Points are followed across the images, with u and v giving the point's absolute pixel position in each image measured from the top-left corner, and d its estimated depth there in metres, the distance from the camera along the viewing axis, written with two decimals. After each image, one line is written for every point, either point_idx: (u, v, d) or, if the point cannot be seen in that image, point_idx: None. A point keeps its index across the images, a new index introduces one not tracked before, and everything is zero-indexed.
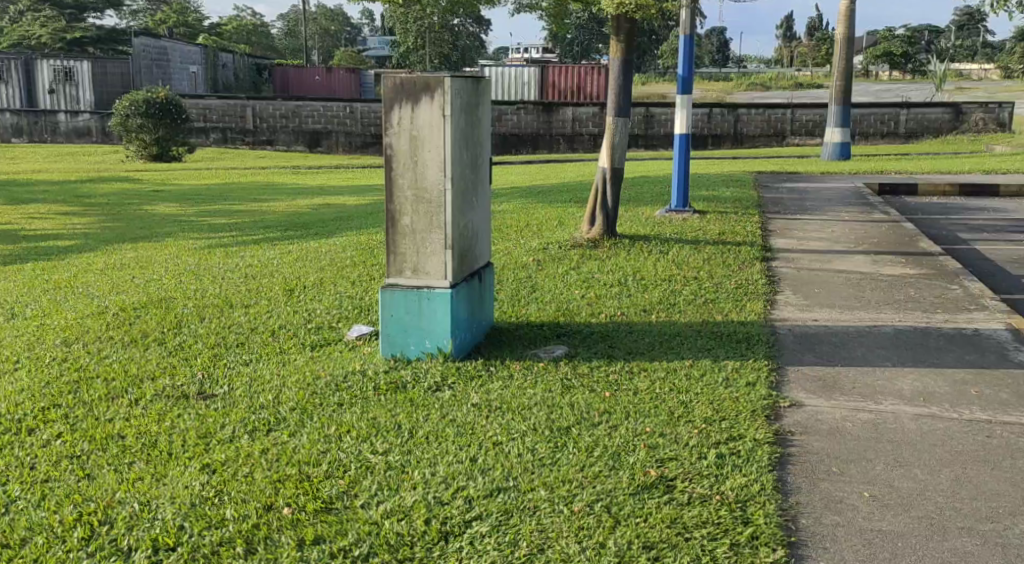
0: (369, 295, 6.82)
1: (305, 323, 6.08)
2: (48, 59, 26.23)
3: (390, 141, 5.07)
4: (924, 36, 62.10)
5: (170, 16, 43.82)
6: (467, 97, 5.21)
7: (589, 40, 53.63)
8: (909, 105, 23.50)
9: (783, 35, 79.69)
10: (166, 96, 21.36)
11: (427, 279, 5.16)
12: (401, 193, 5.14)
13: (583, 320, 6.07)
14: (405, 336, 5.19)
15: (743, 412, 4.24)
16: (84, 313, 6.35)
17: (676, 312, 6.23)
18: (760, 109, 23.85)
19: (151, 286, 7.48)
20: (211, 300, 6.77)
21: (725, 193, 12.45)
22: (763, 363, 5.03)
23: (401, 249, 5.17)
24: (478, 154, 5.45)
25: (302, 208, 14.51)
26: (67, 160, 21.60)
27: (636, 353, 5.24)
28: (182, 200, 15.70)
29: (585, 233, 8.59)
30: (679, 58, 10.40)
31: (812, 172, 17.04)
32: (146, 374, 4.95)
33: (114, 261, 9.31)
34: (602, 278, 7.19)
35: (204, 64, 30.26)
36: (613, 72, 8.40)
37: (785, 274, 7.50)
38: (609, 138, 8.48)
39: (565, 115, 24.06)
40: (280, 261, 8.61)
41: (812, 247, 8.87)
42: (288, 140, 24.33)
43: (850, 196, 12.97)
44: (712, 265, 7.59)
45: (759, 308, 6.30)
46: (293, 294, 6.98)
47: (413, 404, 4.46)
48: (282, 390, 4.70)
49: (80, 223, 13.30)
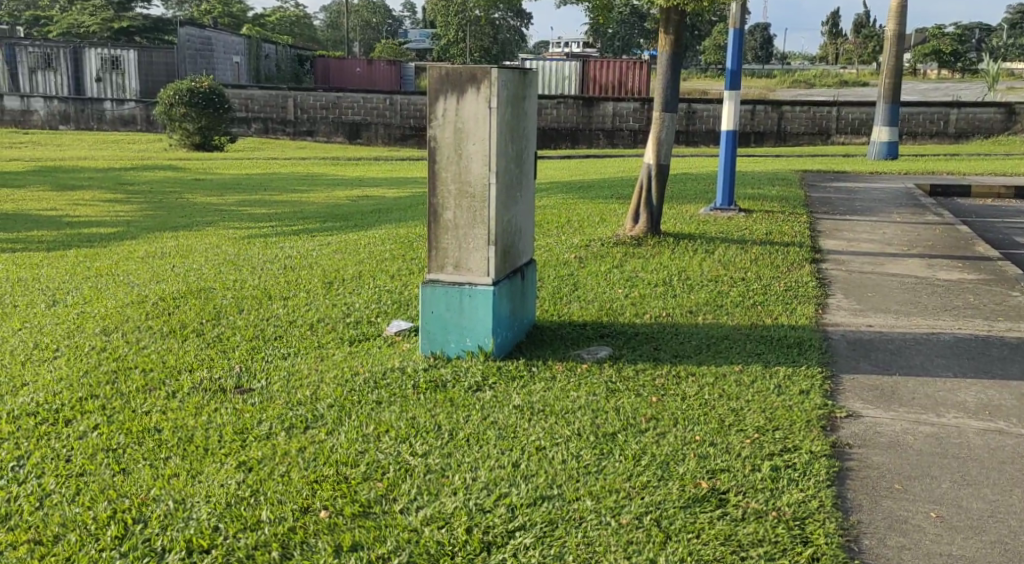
0: (408, 290, 6.70)
1: (343, 317, 5.97)
2: (96, 48, 26.49)
3: (434, 132, 4.92)
4: (974, 34, 61.02)
5: (215, 6, 44.07)
6: (514, 89, 5.06)
7: (631, 35, 53.24)
8: (959, 104, 23.01)
9: (829, 31, 78.67)
10: (209, 85, 21.54)
11: (469, 276, 5.02)
12: (444, 186, 4.99)
13: (627, 320, 5.91)
14: (445, 333, 5.05)
15: (796, 422, 4.06)
16: (124, 301, 6.29)
17: (724, 314, 6.04)
18: (805, 106, 23.48)
19: (190, 276, 7.41)
20: (250, 291, 6.68)
21: (770, 192, 12.21)
22: (816, 370, 4.85)
23: (443, 244, 5.03)
24: (523, 148, 5.30)
25: (342, 199, 14.44)
26: (111, 148, 21.74)
27: (683, 357, 5.08)
28: (223, 190, 15.72)
29: (628, 230, 8.40)
30: (727, 53, 10.19)
31: (860, 172, 16.70)
32: (184, 365, 4.85)
33: (154, 250, 9.27)
34: (646, 277, 7.02)
35: (248, 54, 30.41)
36: (662, 66, 8.19)
37: (837, 278, 7.28)
38: (655, 133, 8.29)
39: (606, 110, 23.83)
40: (318, 253, 8.51)
41: (863, 249, 8.64)
42: (329, 131, 24.31)
43: (900, 197, 12.67)
44: (760, 266, 7.40)
45: (811, 312, 6.10)
46: (331, 287, 6.87)
47: (453, 405, 4.32)
48: (319, 386, 4.59)
49: (122, 211, 13.33)
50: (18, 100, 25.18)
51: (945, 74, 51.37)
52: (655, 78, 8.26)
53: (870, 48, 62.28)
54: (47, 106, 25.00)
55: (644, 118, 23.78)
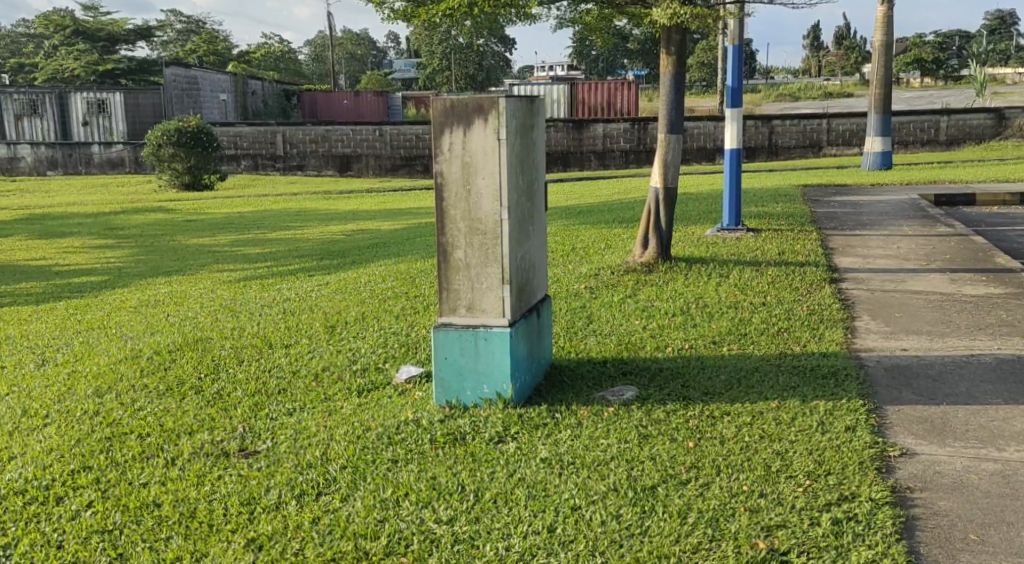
0: (415, 332, 6.38)
1: (349, 364, 5.65)
2: (82, 92, 26.26)
3: (440, 168, 4.65)
4: (953, 43, 61.30)
5: (200, 45, 43.94)
6: (523, 118, 4.80)
7: (615, 56, 53.26)
8: (949, 111, 22.79)
9: (810, 45, 78.94)
10: (197, 123, 21.21)
11: (484, 317, 4.71)
12: (453, 224, 4.70)
13: (649, 355, 5.61)
14: (460, 380, 4.75)
15: (849, 464, 3.77)
16: (117, 358, 5.96)
17: (750, 344, 5.75)
18: (795, 120, 23.28)
19: (185, 325, 7.09)
20: (248, 340, 6.36)
21: (774, 209, 11.96)
22: (859, 403, 4.54)
23: (454, 285, 4.73)
24: (533, 180, 5.01)
25: (336, 234, 14.16)
26: (101, 192, 21.46)
27: (714, 395, 4.77)
28: (215, 230, 15.43)
29: (638, 256, 8.11)
30: (727, 69, 9.92)
31: (860, 184, 16.48)
32: (183, 427, 4.53)
33: (147, 298, 8.97)
34: (662, 306, 6.73)
35: (234, 91, 30.21)
36: (664, 87, 7.93)
37: (860, 297, 7.01)
38: (661, 155, 8.00)
39: (596, 132, 23.64)
40: (318, 294, 8.21)
41: (880, 265, 8.40)
42: (319, 165, 24.08)
43: (906, 209, 12.44)
44: (779, 289, 7.12)
45: (841, 337, 5.82)
46: (334, 332, 6.56)
47: (476, 460, 4.01)
48: (330, 445, 4.26)
49: (111, 257, 13.03)
50: (5, 148, 24.91)
51: (929, 81, 51.50)
52: (658, 100, 7.99)
53: (853, 60, 62.45)
54: (34, 152, 24.75)
55: (635, 138, 23.57)
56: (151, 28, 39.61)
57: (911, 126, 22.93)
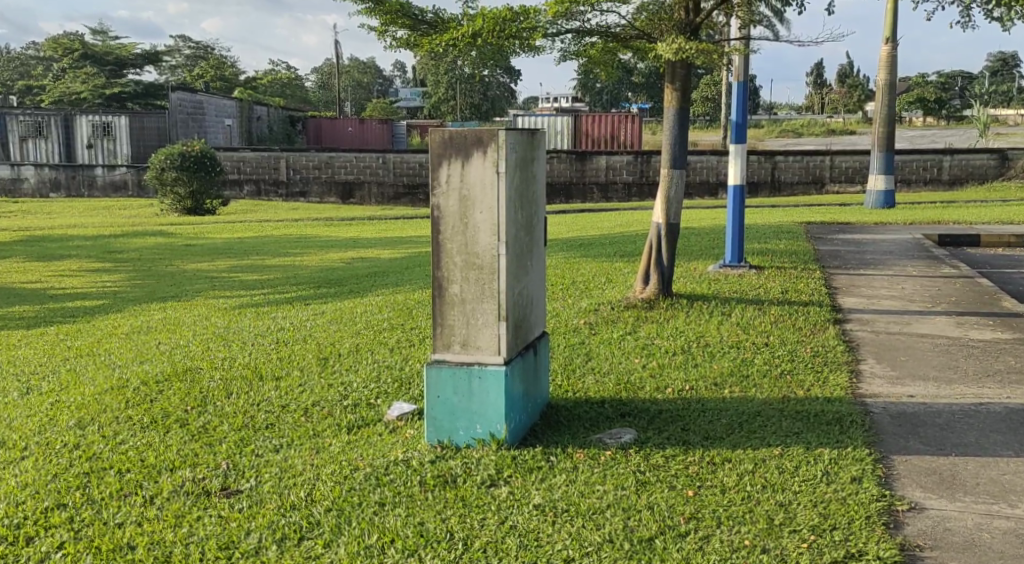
0: (409, 365, 6.23)
1: (340, 399, 5.50)
2: (87, 114, 26.26)
3: (437, 200, 4.53)
4: (956, 83, 61.49)
5: (206, 70, 44.08)
6: (523, 151, 4.69)
7: (619, 89, 53.44)
8: (952, 151, 22.78)
9: (814, 82, 79.17)
10: (201, 148, 21.18)
11: (479, 354, 4.57)
12: (449, 258, 4.57)
13: (647, 395, 5.45)
14: (452, 419, 4.59)
15: (854, 519, 3.67)
16: (103, 387, 5.81)
17: (752, 386, 5.60)
18: (798, 156, 23.24)
19: (175, 354, 6.93)
20: (238, 371, 6.21)
21: (777, 246, 11.83)
22: (865, 452, 4.39)
23: (449, 321, 4.59)
24: (533, 213, 4.90)
25: (335, 262, 14.03)
26: (102, 214, 21.38)
27: (715, 439, 4.62)
28: (214, 255, 15.31)
29: (639, 292, 7.98)
30: (732, 105, 9.83)
31: (864, 223, 16.36)
32: (165, 462, 4.38)
33: (140, 324, 8.83)
34: (662, 344, 6.60)
35: (239, 117, 30.23)
36: (668, 122, 7.82)
37: (864, 340, 6.86)
38: (664, 190, 7.88)
39: (599, 164, 23.60)
40: (313, 323, 8.07)
41: (885, 306, 8.27)
42: (321, 192, 24.01)
43: (910, 248, 12.31)
44: (782, 329, 6.97)
45: (845, 381, 5.66)
46: (327, 364, 6.41)
47: (466, 505, 3.87)
48: (316, 484, 4.12)
49: (107, 281, 12.89)
50: (8, 169, 24.86)
51: (932, 120, 51.56)
52: (661, 135, 7.88)
53: (857, 97, 62.57)
54: (37, 174, 24.70)
55: (638, 171, 23.50)
56: (158, 53, 39.73)
57: (914, 164, 22.88)
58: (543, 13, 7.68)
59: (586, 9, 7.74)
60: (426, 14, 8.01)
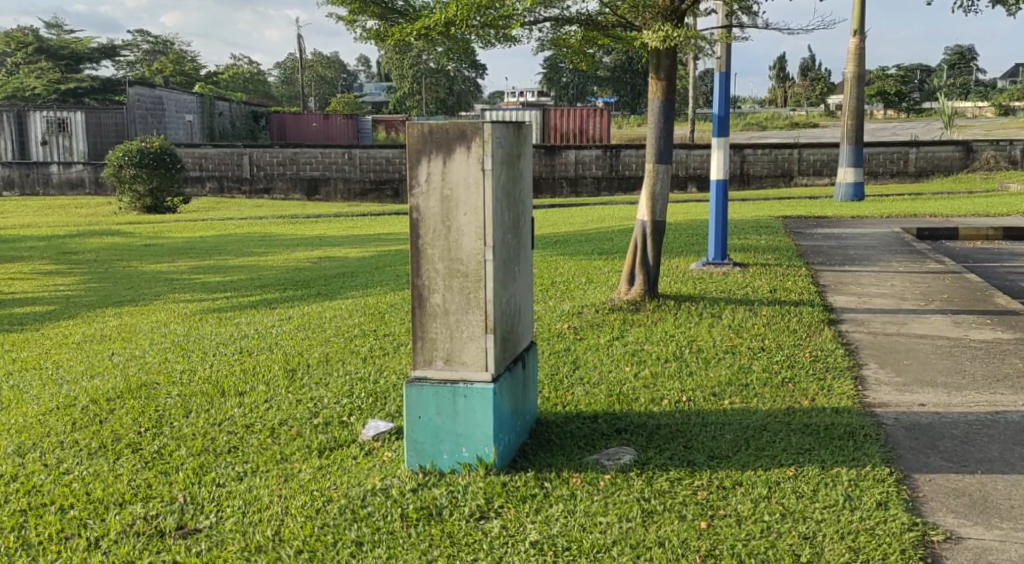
0: (384, 378, 5.80)
1: (309, 418, 5.12)
2: (42, 110, 25.47)
3: (416, 202, 4.13)
4: (915, 77, 61.90)
5: (166, 65, 43.20)
6: (510, 146, 4.30)
7: (584, 83, 53.15)
8: (918, 143, 22.65)
9: (777, 75, 79.35)
10: (160, 145, 20.57)
11: (464, 371, 4.17)
12: (429, 264, 4.16)
13: (643, 409, 5.07)
14: (436, 442, 4.20)
15: (888, 554, 3.38)
16: (48, 409, 5.42)
17: (754, 395, 5.23)
18: (766, 149, 23.00)
19: (129, 367, 6.48)
20: (199, 386, 5.79)
21: (757, 241, 11.48)
22: (885, 472, 4.02)
23: (431, 333, 4.19)
24: (520, 214, 4.51)
25: (301, 261, 13.54)
26: (58, 213, 20.70)
27: (721, 459, 4.24)
28: (174, 255, 14.76)
29: (623, 293, 7.60)
30: (714, 97, 9.47)
31: (841, 216, 16.09)
32: (112, 496, 4.01)
33: (93, 332, 8.34)
34: (652, 350, 6.21)
35: (200, 113, 29.52)
36: (652, 114, 7.44)
37: (863, 342, 6.47)
38: (649, 187, 7.51)
39: (568, 158, 23.21)
40: (280, 330, 7.62)
41: (876, 304, 7.92)
42: (286, 188, 23.43)
43: (891, 243, 12.02)
44: (775, 332, 6.59)
45: (850, 389, 5.26)
46: (295, 376, 5.97)
47: (455, 543, 3.56)
48: (284, 520, 3.76)
49: (60, 284, 12.32)
50: None
51: (892, 114, 51.83)
52: (646, 128, 7.50)
53: (819, 91, 62.75)
54: None
55: (607, 165, 23.17)
56: (116, 47, 38.82)
57: (880, 157, 22.72)
58: (520, 1, 7.26)
59: None
60: (397, 2, 7.59)
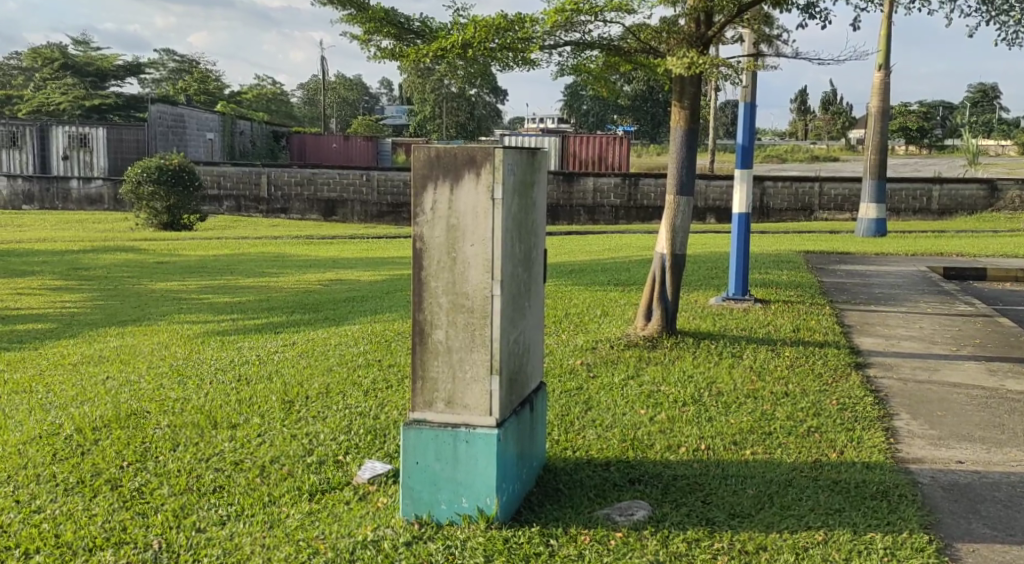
0: (385, 414, 5.48)
1: (303, 455, 4.84)
2: (64, 125, 25.45)
3: (420, 230, 3.84)
4: (938, 113, 61.50)
5: (190, 84, 43.29)
6: (522, 173, 4.02)
7: (605, 111, 53.03)
8: (941, 181, 22.26)
9: (798, 108, 79.06)
10: (179, 162, 20.43)
11: (466, 415, 3.86)
12: (432, 297, 3.87)
13: (658, 457, 4.74)
14: (434, 490, 3.89)
15: None
16: (31, 437, 5.21)
17: (778, 446, 4.88)
18: (787, 182, 22.70)
19: (120, 394, 6.19)
20: (190, 416, 5.51)
21: (779, 277, 11.16)
22: (925, 539, 3.72)
23: (432, 373, 3.88)
24: (532, 245, 4.22)
25: (313, 284, 13.28)
26: (74, 228, 20.57)
27: (743, 519, 3.92)
28: (185, 273, 14.52)
29: (639, 329, 7.28)
30: (738, 128, 9.19)
31: (866, 252, 15.71)
32: (84, 540, 3.93)
33: (92, 353, 8.08)
34: (668, 391, 5.88)
35: (222, 131, 29.45)
36: (675, 143, 7.14)
37: (892, 389, 6.11)
38: (668, 219, 7.20)
39: (586, 186, 22.98)
40: (281, 356, 7.32)
41: (905, 346, 7.56)
42: (303, 209, 23.23)
43: (917, 282, 11.65)
44: (800, 376, 6.25)
45: (882, 442, 4.91)
46: (292, 409, 5.65)
47: None
48: None
49: (68, 301, 12.09)
50: None
51: (914, 149, 51.37)
52: (667, 156, 7.20)
53: (840, 124, 62.32)
54: (10, 185, 23.89)
55: (625, 194, 22.87)
56: (141, 65, 38.93)
57: (903, 193, 22.39)
58: (541, 23, 6.99)
59: (589, 18, 7.03)
60: (413, 22, 7.30)
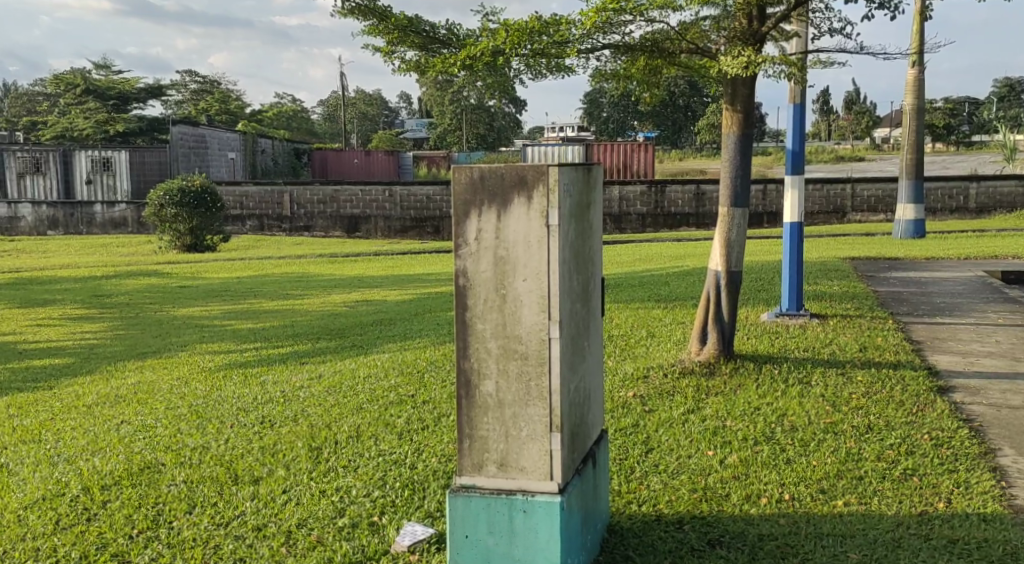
0: (423, 462, 4.91)
1: (334, 517, 4.31)
2: (86, 149, 25.13)
3: (464, 264, 3.36)
4: (963, 108, 60.38)
5: (212, 104, 43.09)
6: (580, 193, 3.49)
7: (625, 116, 52.36)
8: (979, 178, 21.46)
9: (820, 109, 78.04)
10: (201, 183, 19.96)
11: (522, 479, 3.41)
12: (480, 342, 3.39)
13: (737, 510, 4.16)
14: None
15: None
16: (33, 499, 4.70)
17: (872, 492, 4.29)
18: (818, 184, 21.98)
19: (136, 442, 5.68)
20: (210, 468, 4.98)
21: (829, 288, 10.49)
22: None
23: (482, 431, 3.42)
24: (591, 274, 3.66)
25: (339, 306, 12.74)
26: (98, 252, 20.21)
27: None
28: (208, 297, 14.07)
29: (694, 353, 6.67)
30: (786, 132, 8.55)
31: (913, 257, 14.98)
32: None
33: (109, 391, 7.57)
34: (735, 427, 5.27)
35: (243, 150, 29.09)
36: (727, 150, 6.54)
37: (987, 418, 5.45)
38: (723, 233, 6.58)
39: (612, 195, 22.36)
40: (308, 393, 6.74)
41: (986, 364, 6.90)
42: (326, 226, 22.79)
43: (975, 288, 10.93)
44: (880, 405, 5.61)
45: (994, 486, 4.29)
46: (320, 457, 5.10)
47: None
48: None
49: (87, 332, 11.62)
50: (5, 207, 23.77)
51: (941, 146, 50.35)
52: (719, 166, 6.60)
53: (864, 124, 61.27)
54: (35, 212, 23.60)
55: (652, 201, 22.24)
56: (163, 86, 38.69)
57: (939, 192, 21.58)
58: (577, 25, 6.42)
59: (631, 18, 6.44)
60: (440, 30, 6.70)
